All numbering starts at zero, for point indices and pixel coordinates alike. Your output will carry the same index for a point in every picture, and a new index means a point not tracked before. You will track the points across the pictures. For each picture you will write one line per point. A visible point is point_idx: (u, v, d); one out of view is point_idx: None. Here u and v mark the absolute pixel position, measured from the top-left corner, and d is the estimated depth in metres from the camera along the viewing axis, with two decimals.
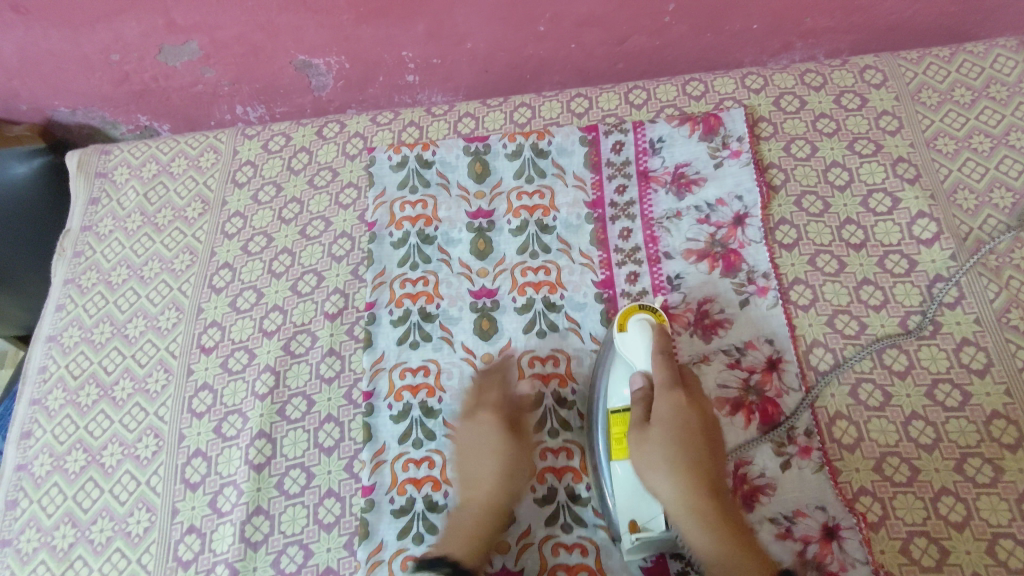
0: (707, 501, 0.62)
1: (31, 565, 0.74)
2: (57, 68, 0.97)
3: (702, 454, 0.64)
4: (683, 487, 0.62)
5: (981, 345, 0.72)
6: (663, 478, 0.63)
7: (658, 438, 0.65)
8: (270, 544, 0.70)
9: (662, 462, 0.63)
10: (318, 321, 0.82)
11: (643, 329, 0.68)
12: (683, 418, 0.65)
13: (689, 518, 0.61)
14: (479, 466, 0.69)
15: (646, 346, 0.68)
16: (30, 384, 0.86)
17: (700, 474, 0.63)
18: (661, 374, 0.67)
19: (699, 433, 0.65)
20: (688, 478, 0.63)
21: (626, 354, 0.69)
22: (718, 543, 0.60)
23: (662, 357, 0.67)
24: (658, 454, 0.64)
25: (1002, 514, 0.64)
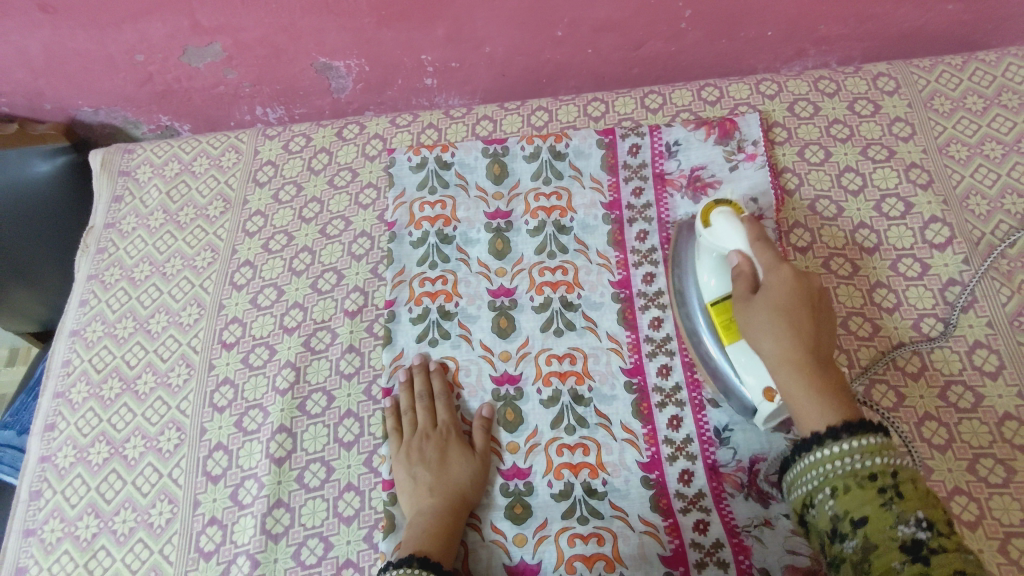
0: (820, 385, 0.59)
1: (54, 555, 0.75)
2: (83, 68, 0.98)
3: (805, 325, 0.61)
4: (785, 329, 0.60)
5: (994, 348, 0.73)
6: (769, 347, 0.61)
7: (760, 305, 0.63)
8: (291, 536, 0.71)
9: (765, 331, 0.62)
10: (339, 318, 0.83)
11: (727, 219, 0.68)
12: (794, 294, 0.62)
13: (803, 396, 0.59)
14: (436, 477, 0.71)
15: (736, 232, 0.67)
16: (54, 377, 0.87)
17: (806, 342, 0.60)
18: (761, 258, 0.65)
19: (806, 306, 0.62)
20: (791, 332, 0.60)
21: (715, 244, 0.69)
22: (818, 409, 0.58)
23: (756, 244, 0.66)
24: (761, 313, 0.62)
25: (1015, 514, 0.65)
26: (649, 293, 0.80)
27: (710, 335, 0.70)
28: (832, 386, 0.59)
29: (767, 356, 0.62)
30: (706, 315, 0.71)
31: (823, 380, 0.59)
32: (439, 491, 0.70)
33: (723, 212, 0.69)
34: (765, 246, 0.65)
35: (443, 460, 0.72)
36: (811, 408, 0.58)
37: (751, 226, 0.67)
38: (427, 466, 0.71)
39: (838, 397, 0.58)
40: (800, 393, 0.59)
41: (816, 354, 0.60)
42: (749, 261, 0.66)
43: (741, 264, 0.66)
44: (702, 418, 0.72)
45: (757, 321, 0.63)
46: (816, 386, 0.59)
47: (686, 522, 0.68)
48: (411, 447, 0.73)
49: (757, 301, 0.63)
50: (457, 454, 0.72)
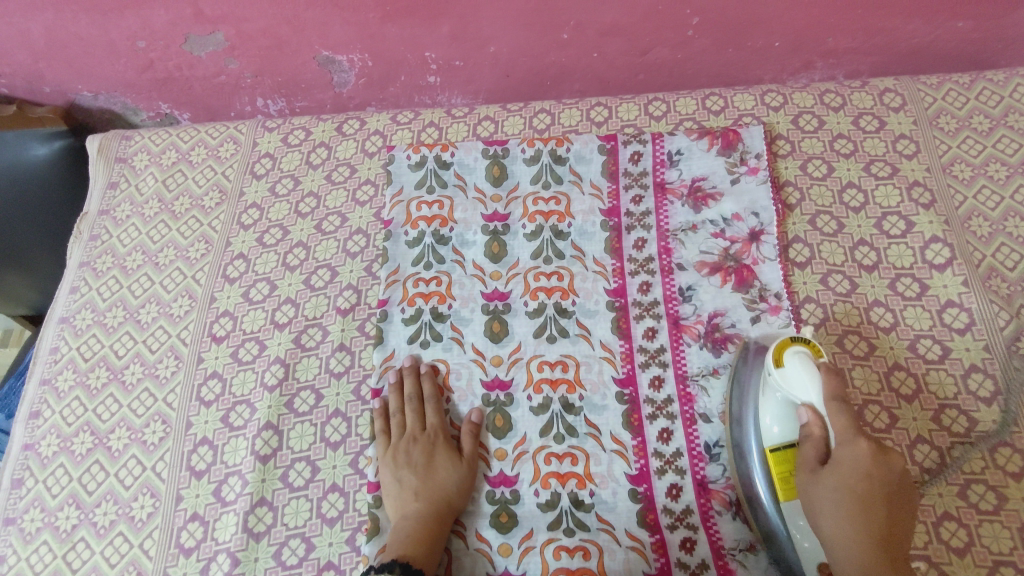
0: (874, 551, 0.58)
1: (34, 545, 0.74)
2: (83, 52, 0.97)
3: (874, 512, 0.60)
4: (842, 502, 0.60)
5: (989, 373, 0.72)
6: (830, 524, 0.60)
7: (828, 486, 0.61)
8: (272, 536, 0.70)
9: (837, 515, 0.60)
10: (330, 316, 0.82)
11: (801, 362, 0.64)
12: (860, 465, 0.61)
13: (851, 551, 0.59)
14: (422, 481, 0.70)
15: (809, 383, 0.63)
16: (41, 364, 0.86)
17: (869, 530, 0.59)
18: (835, 424, 0.62)
19: (879, 494, 0.60)
20: (848, 513, 0.60)
21: (783, 388, 0.65)
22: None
23: (831, 403, 0.63)
24: (830, 493, 0.61)
25: (1004, 542, 0.64)
26: (644, 303, 0.79)
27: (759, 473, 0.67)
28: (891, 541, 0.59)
29: (827, 533, 0.61)
30: (763, 471, 0.66)
31: (886, 550, 0.58)
32: (425, 496, 0.69)
33: (800, 353, 0.65)
34: (842, 411, 0.62)
35: (430, 465, 0.71)
36: (853, 559, 0.58)
37: (827, 387, 0.63)
38: (414, 471, 0.71)
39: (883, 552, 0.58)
40: (849, 568, 0.58)
41: (880, 529, 0.59)
42: (822, 423, 0.63)
43: (812, 421, 0.64)
44: (693, 433, 0.72)
45: (826, 505, 0.61)
46: (873, 551, 0.58)
47: (672, 538, 0.67)
48: (398, 449, 0.72)
49: (829, 475, 0.62)
50: (444, 459, 0.72)
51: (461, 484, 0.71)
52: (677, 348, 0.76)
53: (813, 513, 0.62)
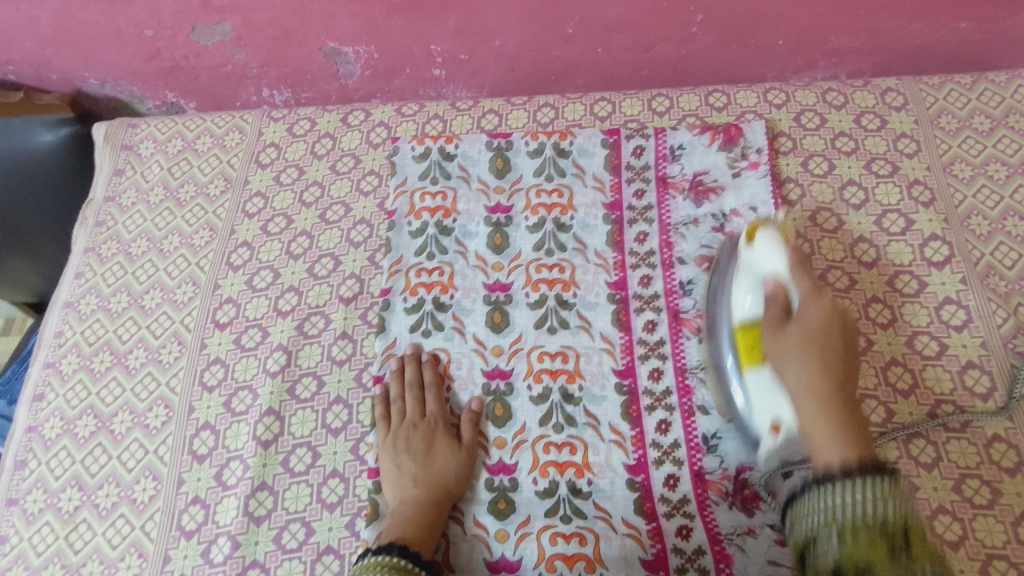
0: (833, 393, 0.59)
1: (36, 526, 0.75)
2: (91, 40, 0.98)
3: (833, 359, 0.60)
4: (805, 358, 0.60)
5: (986, 369, 0.73)
6: (794, 373, 0.60)
7: (791, 339, 0.62)
8: (272, 520, 0.71)
9: (801, 364, 0.60)
10: (333, 304, 0.83)
11: (771, 240, 0.67)
12: (826, 325, 0.62)
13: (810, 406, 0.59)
14: (421, 468, 0.71)
15: (778, 252, 0.67)
16: (46, 347, 0.87)
17: (828, 370, 0.60)
18: (800, 286, 0.64)
19: (838, 347, 0.61)
20: (816, 366, 0.60)
21: (755, 263, 0.69)
22: (824, 427, 0.57)
23: (796, 270, 0.65)
24: (791, 342, 0.62)
25: (997, 536, 0.65)
26: (645, 296, 0.80)
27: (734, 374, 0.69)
28: (847, 407, 0.58)
29: (792, 389, 0.61)
30: (731, 341, 0.70)
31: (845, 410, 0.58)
32: (424, 482, 0.70)
33: (770, 233, 0.68)
34: (805, 276, 0.64)
35: (429, 452, 0.72)
36: (824, 443, 0.56)
37: (794, 254, 0.66)
38: (413, 457, 0.71)
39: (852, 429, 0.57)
40: (815, 428, 0.58)
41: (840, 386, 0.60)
42: (786, 290, 0.65)
43: (776, 290, 0.66)
44: (690, 424, 0.72)
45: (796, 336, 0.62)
46: (836, 409, 0.58)
47: (668, 527, 0.68)
48: (398, 435, 0.73)
49: (794, 330, 0.62)
50: (443, 447, 0.72)
51: (460, 471, 0.71)
52: (676, 340, 0.77)
53: (779, 380, 0.63)
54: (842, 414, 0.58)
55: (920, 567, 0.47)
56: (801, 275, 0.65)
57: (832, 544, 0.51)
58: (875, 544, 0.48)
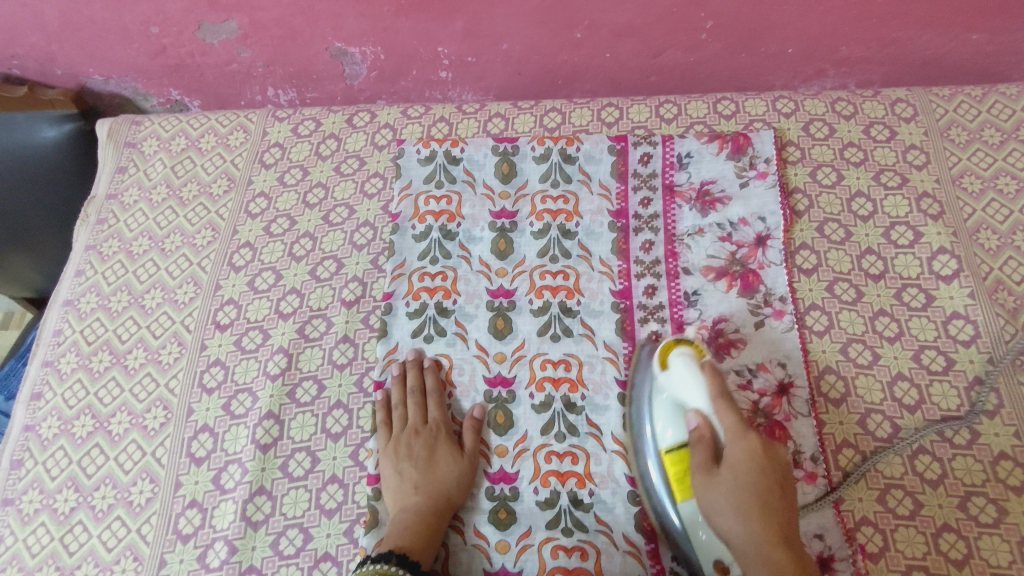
0: (778, 552, 0.55)
1: (31, 526, 0.74)
2: (96, 36, 0.97)
3: (774, 509, 0.58)
4: (746, 526, 0.57)
5: (993, 386, 0.72)
6: (735, 526, 0.57)
7: (723, 484, 0.59)
8: (270, 525, 0.70)
9: (733, 513, 0.58)
10: (335, 307, 0.82)
11: (685, 362, 0.66)
12: (756, 464, 0.59)
13: (756, 568, 0.55)
14: (423, 476, 0.70)
15: (695, 378, 0.65)
16: (45, 345, 0.86)
17: (771, 523, 0.57)
18: (722, 420, 0.62)
19: (771, 480, 0.59)
20: (756, 518, 0.57)
21: (673, 390, 0.66)
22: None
23: (718, 403, 0.63)
24: (723, 504, 0.59)
25: (1002, 555, 0.64)
26: (650, 306, 0.79)
27: (662, 486, 0.66)
28: (786, 533, 0.57)
29: (728, 512, 0.58)
30: (660, 464, 0.66)
31: (789, 555, 0.55)
32: (425, 491, 0.69)
33: (685, 352, 0.67)
34: (726, 405, 0.62)
35: (431, 460, 0.71)
36: None
37: (711, 382, 0.64)
38: (415, 466, 0.71)
39: None
40: (757, 572, 0.55)
41: (771, 500, 0.58)
42: (711, 425, 0.63)
43: (699, 427, 0.63)
44: None
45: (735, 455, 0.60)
46: (779, 548, 0.56)
47: (670, 541, 0.67)
48: (401, 442, 0.72)
49: (723, 473, 0.60)
50: (445, 455, 0.72)
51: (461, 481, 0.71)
52: None
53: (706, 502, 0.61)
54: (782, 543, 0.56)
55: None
56: (724, 408, 0.62)
57: None
58: None
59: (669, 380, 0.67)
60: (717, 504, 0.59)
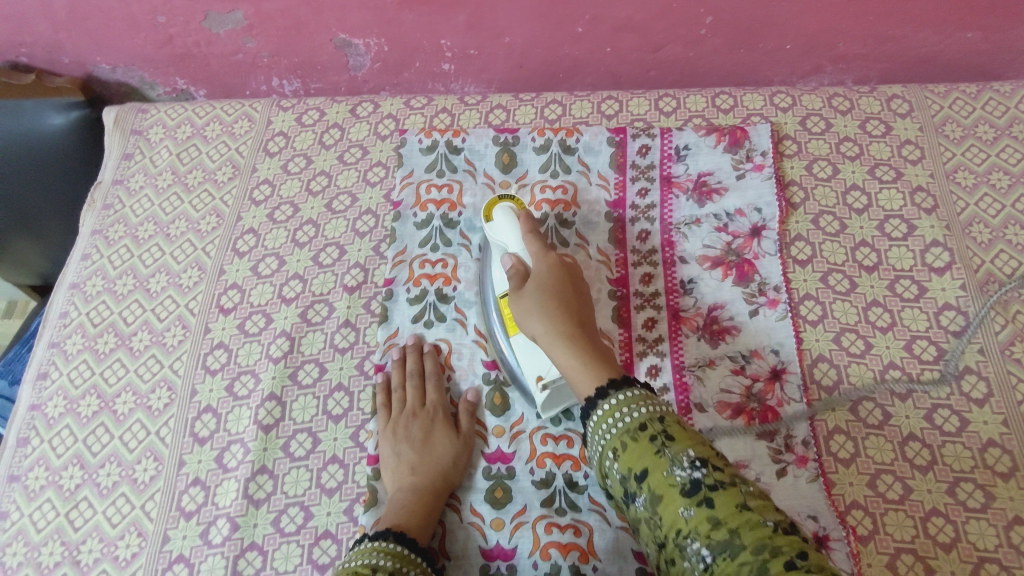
0: (569, 327, 0.66)
1: (37, 503, 0.76)
2: (104, 24, 0.99)
3: (570, 308, 0.69)
4: (545, 321, 0.67)
5: (983, 376, 0.73)
6: (539, 324, 0.67)
7: (532, 296, 0.69)
8: (271, 503, 0.72)
9: (534, 311, 0.68)
10: (338, 292, 0.84)
11: (506, 213, 0.77)
12: (555, 275, 0.71)
13: (560, 348, 0.66)
14: (419, 457, 0.71)
15: (513, 228, 0.76)
16: (50, 327, 0.87)
17: (568, 318, 0.67)
18: (531, 249, 0.74)
19: (568, 295, 0.70)
20: (557, 321, 0.67)
21: (496, 237, 0.78)
22: (580, 361, 0.63)
23: (528, 236, 0.75)
24: (532, 300, 0.69)
25: (990, 539, 0.65)
26: (647, 293, 0.81)
27: (501, 330, 0.76)
28: (581, 326, 0.68)
29: (538, 333, 0.67)
30: (496, 309, 0.77)
31: (575, 319, 0.68)
32: (422, 471, 0.70)
33: (505, 207, 0.78)
34: (534, 239, 0.74)
35: (427, 441, 0.72)
36: (586, 376, 0.62)
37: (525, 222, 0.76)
38: (413, 447, 0.72)
39: (606, 358, 0.64)
40: (557, 347, 0.65)
41: (576, 319, 0.68)
42: (522, 259, 0.74)
43: (514, 265, 0.73)
44: (687, 421, 0.74)
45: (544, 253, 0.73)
46: (587, 346, 0.65)
47: None
48: (397, 425, 0.73)
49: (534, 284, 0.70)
50: (440, 436, 0.73)
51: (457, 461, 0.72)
52: (675, 337, 0.78)
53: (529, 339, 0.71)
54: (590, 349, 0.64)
55: (681, 453, 0.53)
56: (534, 240, 0.75)
57: (614, 463, 0.56)
58: (637, 440, 0.55)
59: (493, 232, 0.77)
60: (530, 303, 0.69)
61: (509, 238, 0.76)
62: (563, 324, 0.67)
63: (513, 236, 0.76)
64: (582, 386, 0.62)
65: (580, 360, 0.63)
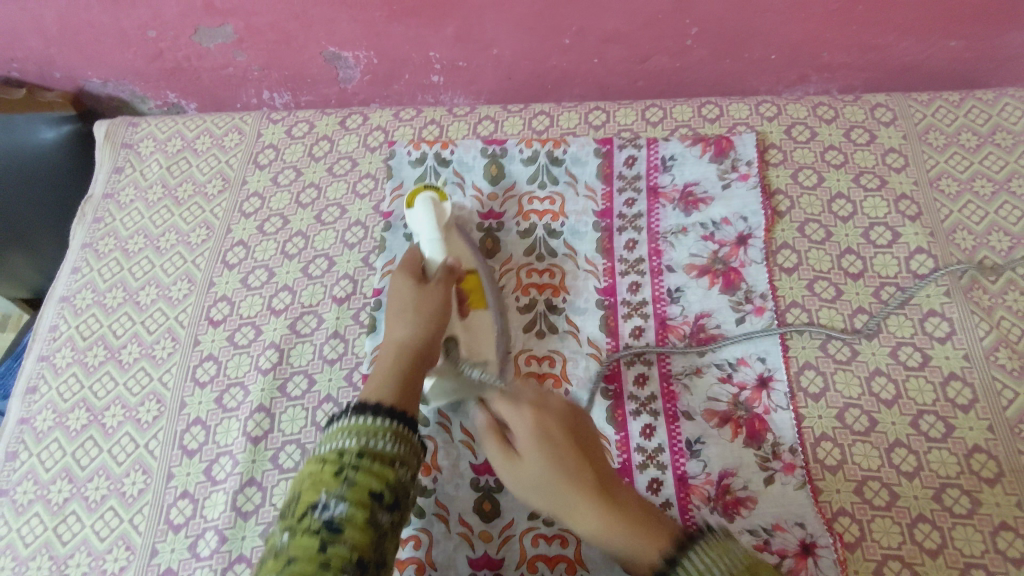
0: (569, 457, 0.57)
1: (25, 517, 0.75)
2: (95, 40, 0.99)
3: (581, 465, 0.57)
4: (545, 469, 0.57)
5: (968, 382, 0.74)
6: (538, 467, 0.57)
7: (528, 454, 0.58)
8: (260, 515, 0.72)
9: (529, 444, 0.58)
10: (326, 304, 0.84)
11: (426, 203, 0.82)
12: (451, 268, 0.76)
13: (566, 492, 0.56)
14: (410, 313, 0.71)
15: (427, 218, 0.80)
16: (40, 340, 0.88)
17: (578, 477, 0.56)
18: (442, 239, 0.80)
19: (563, 434, 0.59)
20: (572, 465, 0.57)
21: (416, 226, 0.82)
22: (595, 517, 0.55)
23: (447, 232, 0.82)
24: (535, 454, 0.57)
25: (976, 545, 0.66)
26: (634, 302, 0.81)
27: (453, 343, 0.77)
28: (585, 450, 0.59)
29: (535, 475, 0.57)
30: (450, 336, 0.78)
31: (579, 446, 0.58)
32: (412, 324, 0.70)
33: (424, 195, 0.83)
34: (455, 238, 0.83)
35: (415, 301, 0.72)
36: (612, 539, 0.54)
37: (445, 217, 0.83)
38: (406, 306, 0.72)
39: (618, 505, 0.55)
40: (574, 509, 0.56)
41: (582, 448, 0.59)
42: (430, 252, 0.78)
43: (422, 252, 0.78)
44: (675, 429, 0.74)
45: (465, 249, 0.83)
46: (594, 510, 0.55)
47: None
48: (395, 293, 0.74)
49: (544, 418, 0.59)
50: (425, 292, 0.73)
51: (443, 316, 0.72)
52: (663, 346, 0.79)
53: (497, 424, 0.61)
54: (604, 506, 0.55)
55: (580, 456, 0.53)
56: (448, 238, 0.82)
57: None
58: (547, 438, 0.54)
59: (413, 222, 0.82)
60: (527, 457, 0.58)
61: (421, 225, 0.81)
62: (564, 461, 0.57)
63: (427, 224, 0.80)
64: (607, 538, 0.54)
65: (586, 490, 0.56)
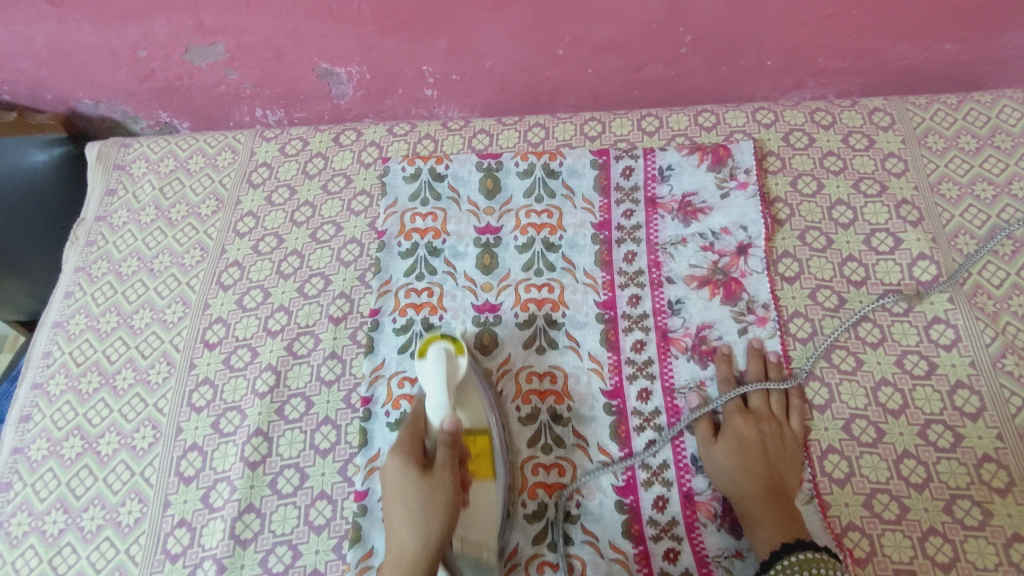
0: (759, 466, 0.69)
1: (20, 549, 0.74)
2: (86, 60, 0.98)
3: (763, 466, 0.69)
4: (743, 467, 0.69)
5: (976, 389, 0.72)
6: (723, 456, 0.70)
7: (721, 454, 0.70)
8: (259, 543, 0.70)
9: (728, 444, 0.70)
10: (322, 324, 0.83)
11: (439, 353, 0.70)
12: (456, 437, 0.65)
13: (742, 479, 0.68)
14: (418, 522, 0.61)
15: (438, 373, 0.69)
16: (34, 367, 0.87)
17: (759, 482, 0.68)
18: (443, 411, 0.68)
19: (760, 449, 0.70)
20: (751, 471, 0.68)
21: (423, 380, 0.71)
22: (756, 495, 0.67)
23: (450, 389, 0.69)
24: (727, 453, 0.70)
25: (989, 558, 0.64)
26: (633, 316, 0.80)
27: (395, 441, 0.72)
28: (772, 469, 0.69)
29: (711, 460, 0.70)
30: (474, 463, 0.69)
31: (771, 479, 0.68)
32: (416, 535, 0.61)
33: (441, 345, 0.72)
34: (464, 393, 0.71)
35: (427, 504, 0.62)
36: (753, 511, 0.66)
37: (457, 375, 0.71)
38: (409, 505, 0.62)
39: (775, 495, 0.67)
40: (744, 500, 0.67)
41: (769, 463, 0.69)
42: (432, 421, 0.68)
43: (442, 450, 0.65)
44: (679, 445, 0.73)
45: (482, 402, 0.73)
46: (758, 498, 0.67)
47: (656, 550, 0.68)
48: (393, 481, 0.65)
49: (727, 437, 0.71)
50: (436, 491, 0.63)
51: (452, 516, 0.62)
52: (665, 359, 0.77)
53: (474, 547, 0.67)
54: (762, 500, 0.67)
55: None
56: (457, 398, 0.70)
57: None
58: None
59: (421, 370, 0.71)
60: (721, 450, 0.70)
61: (429, 384, 0.69)
62: (761, 473, 0.68)
63: (435, 386, 0.69)
64: (744, 507, 0.67)
65: (752, 492, 0.67)
